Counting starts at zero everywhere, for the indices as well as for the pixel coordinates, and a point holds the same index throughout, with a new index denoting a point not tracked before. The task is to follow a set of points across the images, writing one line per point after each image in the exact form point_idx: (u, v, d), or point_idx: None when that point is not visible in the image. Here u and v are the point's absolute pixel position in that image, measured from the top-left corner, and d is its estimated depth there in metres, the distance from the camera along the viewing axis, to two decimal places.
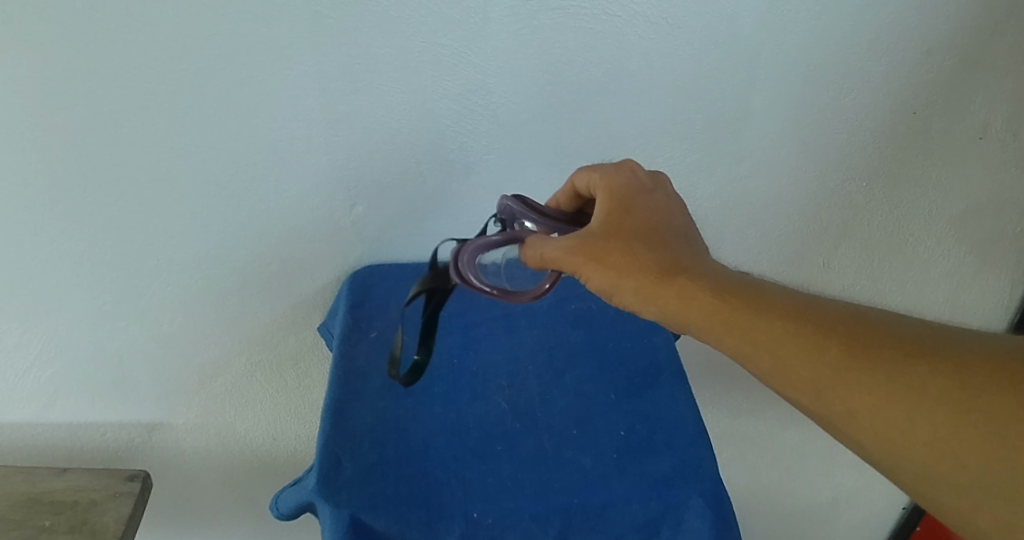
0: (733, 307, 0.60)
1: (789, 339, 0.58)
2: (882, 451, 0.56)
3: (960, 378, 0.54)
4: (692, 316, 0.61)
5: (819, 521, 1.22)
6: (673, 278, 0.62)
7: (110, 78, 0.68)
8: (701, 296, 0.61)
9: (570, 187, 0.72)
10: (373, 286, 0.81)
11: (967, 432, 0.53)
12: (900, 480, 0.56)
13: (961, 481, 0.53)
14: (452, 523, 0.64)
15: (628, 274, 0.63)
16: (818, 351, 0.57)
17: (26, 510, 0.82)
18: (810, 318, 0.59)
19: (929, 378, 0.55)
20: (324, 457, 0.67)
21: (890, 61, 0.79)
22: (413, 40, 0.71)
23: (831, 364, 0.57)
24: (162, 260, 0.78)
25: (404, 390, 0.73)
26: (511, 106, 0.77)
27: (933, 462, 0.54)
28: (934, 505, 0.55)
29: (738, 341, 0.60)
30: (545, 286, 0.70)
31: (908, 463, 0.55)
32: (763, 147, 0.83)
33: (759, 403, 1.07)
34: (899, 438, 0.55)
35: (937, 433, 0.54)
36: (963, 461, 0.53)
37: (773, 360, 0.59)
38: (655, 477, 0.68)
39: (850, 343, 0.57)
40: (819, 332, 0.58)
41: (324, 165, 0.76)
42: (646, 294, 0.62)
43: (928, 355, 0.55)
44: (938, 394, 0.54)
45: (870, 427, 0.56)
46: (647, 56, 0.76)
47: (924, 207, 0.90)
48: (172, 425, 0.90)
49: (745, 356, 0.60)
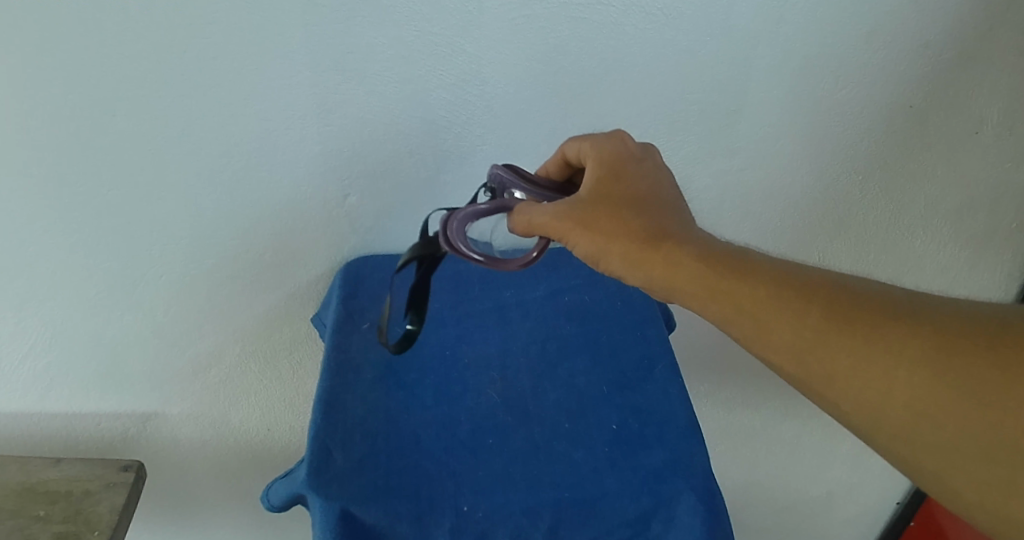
0: (719, 273, 0.60)
1: (773, 302, 0.58)
2: (860, 413, 0.56)
3: (940, 339, 0.54)
4: (678, 281, 0.61)
5: (813, 514, 1.22)
6: (660, 243, 0.62)
7: (103, 66, 0.67)
8: (686, 260, 0.61)
9: (560, 157, 0.72)
10: (366, 277, 0.81)
11: (943, 392, 0.53)
12: (878, 440, 0.56)
13: (938, 440, 0.53)
14: (441, 517, 0.65)
15: (614, 240, 0.63)
16: (801, 314, 0.57)
17: (21, 499, 0.82)
18: (794, 282, 0.59)
19: (908, 340, 0.54)
20: (314, 449, 0.66)
21: (888, 52, 0.78)
22: (407, 28, 0.71)
23: (813, 326, 0.57)
24: (156, 250, 0.78)
25: (395, 382, 0.73)
26: (506, 96, 0.76)
27: (909, 422, 0.54)
28: (911, 466, 0.55)
29: (721, 304, 0.59)
30: (534, 253, 0.68)
31: (886, 425, 0.55)
32: (759, 138, 0.83)
33: (754, 396, 1.07)
34: (878, 400, 0.55)
35: (915, 393, 0.54)
36: (939, 420, 0.53)
37: (757, 324, 0.59)
38: (646, 471, 0.68)
39: (834, 307, 0.57)
40: (803, 296, 0.58)
41: (317, 155, 0.76)
42: (632, 259, 0.62)
43: (910, 318, 0.55)
44: (917, 354, 0.54)
45: (849, 389, 0.56)
46: (642, 47, 0.75)
47: (921, 199, 0.89)
48: (167, 415, 0.91)
49: (728, 321, 0.60)
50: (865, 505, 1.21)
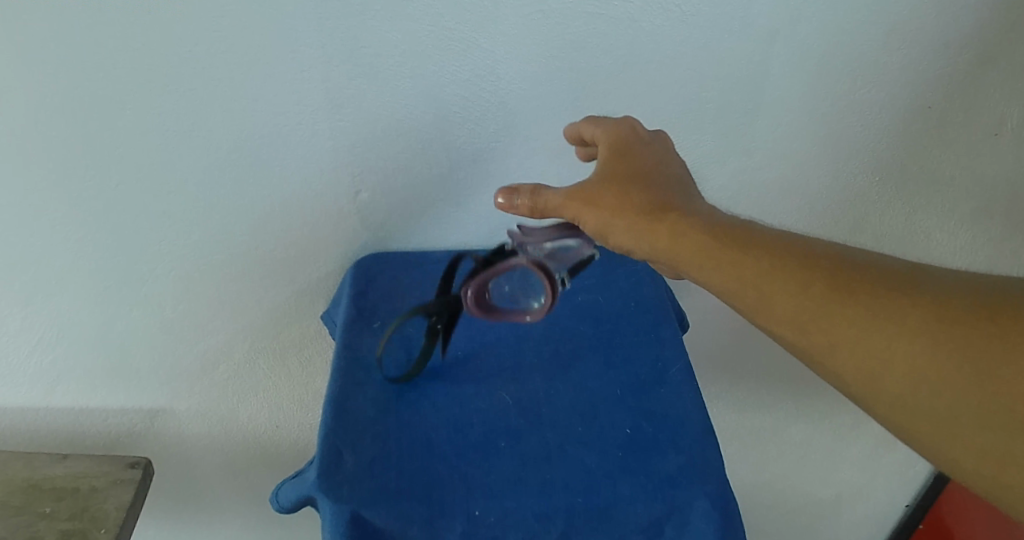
0: (723, 244, 0.59)
1: (775, 272, 0.57)
2: (860, 383, 0.54)
3: (942, 311, 0.52)
4: (682, 251, 0.60)
5: (823, 516, 1.21)
6: (664, 215, 0.62)
7: (113, 58, 0.66)
8: (691, 231, 0.60)
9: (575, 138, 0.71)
10: (377, 276, 0.80)
11: (943, 360, 0.51)
12: (877, 410, 0.54)
13: (937, 408, 0.52)
14: (452, 521, 0.64)
15: (618, 214, 0.62)
16: (804, 284, 0.56)
17: (26, 495, 0.82)
18: (798, 253, 0.58)
19: (910, 310, 0.53)
20: (325, 450, 0.65)
21: (908, 51, 0.77)
22: (421, 23, 0.70)
23: (815, 296, 0.56)
24: (165, 244, 0.77)
25: (407, 383, 0.72)
26: (520, 92, 0.75)
27: (909, 390, 0.53)
28: (910, 435, 0.53)
29: (724, 275, 0.58)
30: (527, 317, 0.71)
31: (885, 394, 0.53)
32: (775, 139, 0.82)
33: (766, 398, 1.06)
34: (878, 370, 0.53)
35: (915, 361, 0.52)
36: (939, 387, 0.51)
37: (759, 295, 0.58)
38: (661, 476, 0.67)
39: (838, 278, 0.56)
40: (807, 268, 0.57)
41: (328, 150, 0.75)
42: (637, 232, 0.62)
43: (914, 289, 0.54)
44: (919, 324, 0.53)
45: (850, 359, 0.54)
46: (659, 44, 0.74)
47: (937, 202, 0.88)
48: (175, 411, 0.90)
49: (729, 293, 0.59)
50: (875, 508, 1.20)
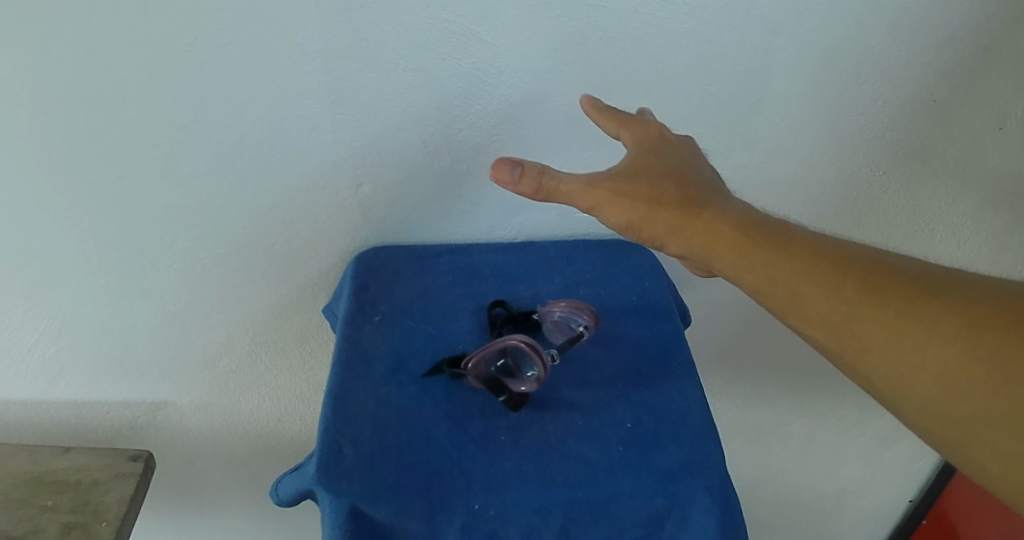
0: (756, 243, 0.59)
1: (810, 274, 0.57)
2: (889, 386, 0.55)
3: (973, 316, 0.53)
4: (715, 250, 0.60)
5: (826, 512, 1.21)
6: (698, 213, 0.61)
7: (114, 51, 0.66)
8: (725, 230, 0.60)
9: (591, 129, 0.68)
10: (379, 269, 0.80)
11: (972, 366, 0.52)
12: (904, 413, 0.55)
13: (965, 414, 0.52)
14: (452, 515, 0.64)
15: (650, 209, 0.61)
16: (836, 286, 0.56)
17: (29, 488, 0.82)
18: (831, 256, 0.58)
19: (940, 315, 0.54)
20: (324, 443, 0.65)
21: (913, 44, 0.76)
22: (423, 16, 0.70)
23: (848, 299, 0.56)
24: (167, 237, 0.77)
25: (409, 376, 0.72)
26: (522, 85, 0.75)
27: (938, 395, 0.53)
28: (936, 438, 0.54)
29: (758, 274, 0.58)
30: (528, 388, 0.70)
31: (914, 398, 0.54)
32: (778, 132, 0.81)
33: (769, 393, 1.05)
34: (908, 374, 0.54)
35: (944, 365, 0.53)
36: (967, 393, 0.52)
37: (793, 295, 0.57)
38: (661, 471, 0.66)
39: (870, 282, 0.56)
40: (839, 270, 0.57)
41: (330, 143, 0.75)
42: (669, 229, 0.61)
43: (945, 295, 0.54)
44: (949, 330, 0.53)
45: (880, 362, 0.55)
46: (661, 37, 0.74)
47: (941, 196, 0.88)
48: (177, 404, 0.90)
49: (763, 293, 0.58)
50: (878, 503, 1.20)
